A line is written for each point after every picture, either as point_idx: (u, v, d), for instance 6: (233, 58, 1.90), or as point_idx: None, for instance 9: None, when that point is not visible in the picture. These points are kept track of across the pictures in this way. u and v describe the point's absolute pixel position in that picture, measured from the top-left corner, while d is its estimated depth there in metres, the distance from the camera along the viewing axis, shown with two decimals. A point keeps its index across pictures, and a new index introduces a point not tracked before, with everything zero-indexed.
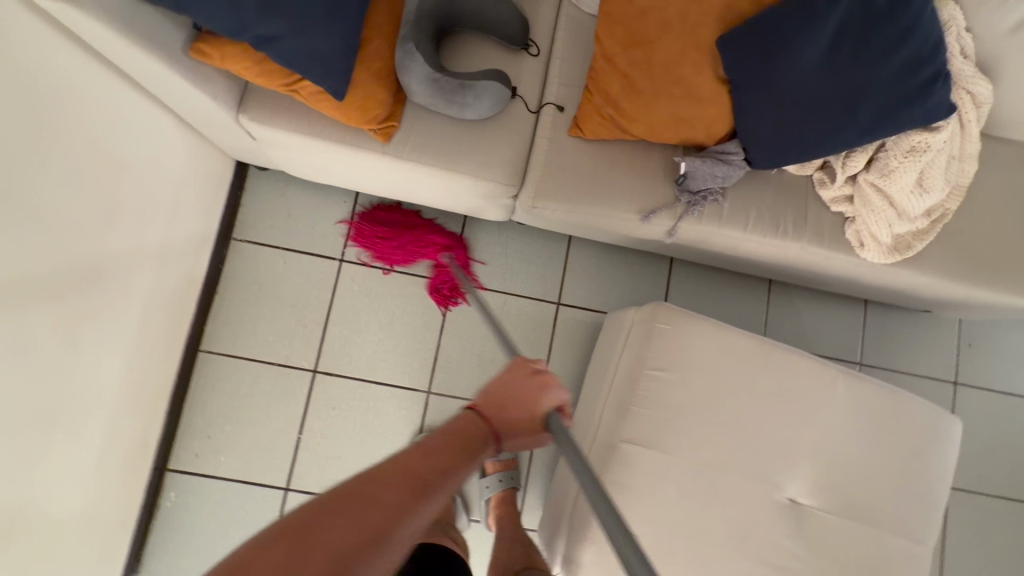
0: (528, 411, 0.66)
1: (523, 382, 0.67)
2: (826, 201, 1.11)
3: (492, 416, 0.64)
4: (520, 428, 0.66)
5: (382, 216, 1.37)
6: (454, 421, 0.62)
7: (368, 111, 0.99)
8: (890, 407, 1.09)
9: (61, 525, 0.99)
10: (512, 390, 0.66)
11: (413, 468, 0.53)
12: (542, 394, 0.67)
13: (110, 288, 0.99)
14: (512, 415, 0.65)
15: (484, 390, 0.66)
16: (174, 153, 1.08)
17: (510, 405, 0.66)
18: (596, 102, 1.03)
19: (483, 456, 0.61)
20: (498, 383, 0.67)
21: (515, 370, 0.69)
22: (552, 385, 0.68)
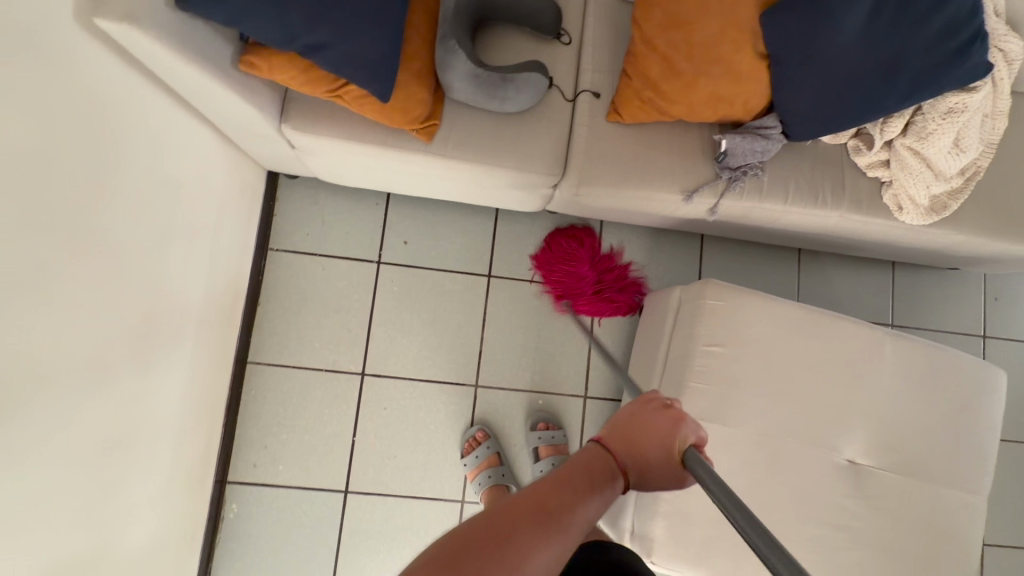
0: (659, 447, 0.64)
1: (650, 417, 0.66)
2: (863, 168, 1.12)
3: (622, 448, 0.63)
4: (653, 464, 0.64)
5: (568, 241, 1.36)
6: (580, 453, 0.62)
7: (411, 111, 0.99)
8: (937, 365, 1.11)
9: (138, 543, 1.01)
10: (639, 424, 0.65)
11: (543, 503, 0.53)
12: (671, 431, 0.65)
13: (169, 307, 1.00)
14: (640, 449, 0.63)
15: (610, 424, 0.66)
16: (215, 168, 1.08)
17: (638, 440, 0.64)
18: (635, 87, 1.03)
19: (612, 493, 0.59)
20: (623, 417, 0.67)
21: (642, 407, 0.68)
22: (681, 421, 0.66)
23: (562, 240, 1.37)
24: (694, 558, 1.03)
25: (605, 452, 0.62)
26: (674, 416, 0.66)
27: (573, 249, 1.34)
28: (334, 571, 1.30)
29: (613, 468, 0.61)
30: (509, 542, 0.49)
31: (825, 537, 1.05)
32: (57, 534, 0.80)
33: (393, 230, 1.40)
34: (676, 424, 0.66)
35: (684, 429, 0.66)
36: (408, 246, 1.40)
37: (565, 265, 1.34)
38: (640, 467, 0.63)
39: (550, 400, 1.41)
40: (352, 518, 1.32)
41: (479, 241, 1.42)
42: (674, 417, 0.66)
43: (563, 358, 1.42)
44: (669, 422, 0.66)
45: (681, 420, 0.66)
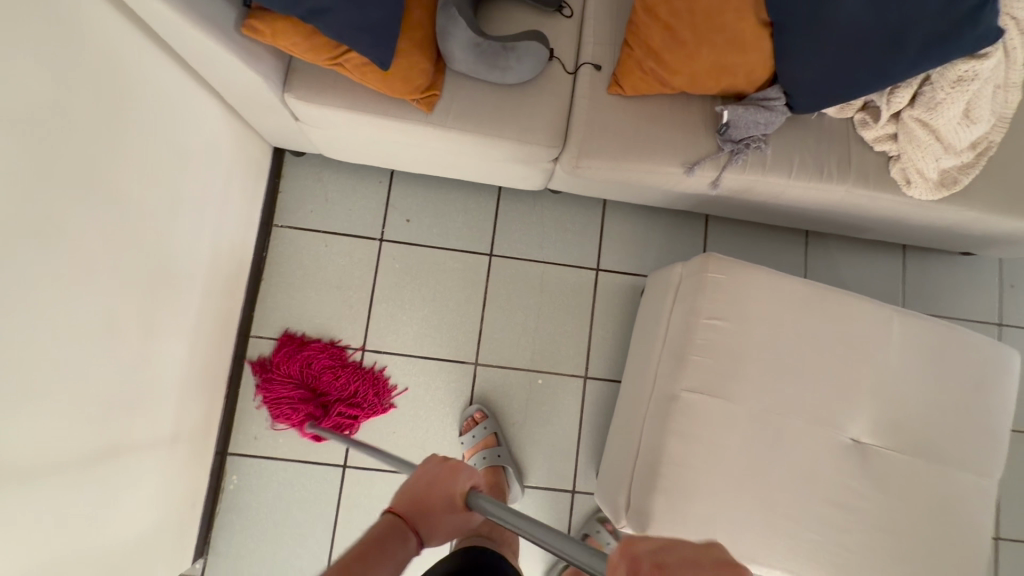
0: (442, 498, 0.77)
1: (432, 475, 0.79)
2: (869, 142, 1.10)
3: (412, 512, 0.75)
4: (442, 515, 0.76)
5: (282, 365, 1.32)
6: (370, 529, 0.71)
7: (413, 81, 1.00)
8: (949, 343, 1.08)
9: (139, 508, 1.02)
10: (426, 485, 0.78)
11: None
12: (453, 482, 0.79)
13: (174, 273, 1.02)
14: (428, 507, 0.76)
15: (399, 496, 0.77)
16: (221, 139, 1.09)
17: (425, 501, 0.76)
18: (636, 57, 1.03)
19: (401, 555, 0.70)
20: (409, 486, 0.78)
21: (427, 468, 0.80)
22: (460, 469, 0.80)
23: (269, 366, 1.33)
24: (694, 534, 1.01)
25: (394, 522, 0.73)
26: (454, 467, 0.80)
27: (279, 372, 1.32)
28: (332, 544, 1.31)
29: (405, 533, 0.72)
30: None
31: (828, 516, 1.03)
32: (62, 489, 0.81)
33: (396, 208, 1.41)
34: (456, 474, 0.79)
35: (463, 475, 0.80)
36: (410, 224, 1.41)
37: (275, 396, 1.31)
38: (429, 521, 0.75)
39: (551, 380, 1.40)
40: (351, 492, 1.33)
41: (480, 220, 1.43)
42: (454, 468, 0.80)
43: (563, 338, 1.41)
44: (448, 475, 0.79)
45: (461, 469, 0.80)
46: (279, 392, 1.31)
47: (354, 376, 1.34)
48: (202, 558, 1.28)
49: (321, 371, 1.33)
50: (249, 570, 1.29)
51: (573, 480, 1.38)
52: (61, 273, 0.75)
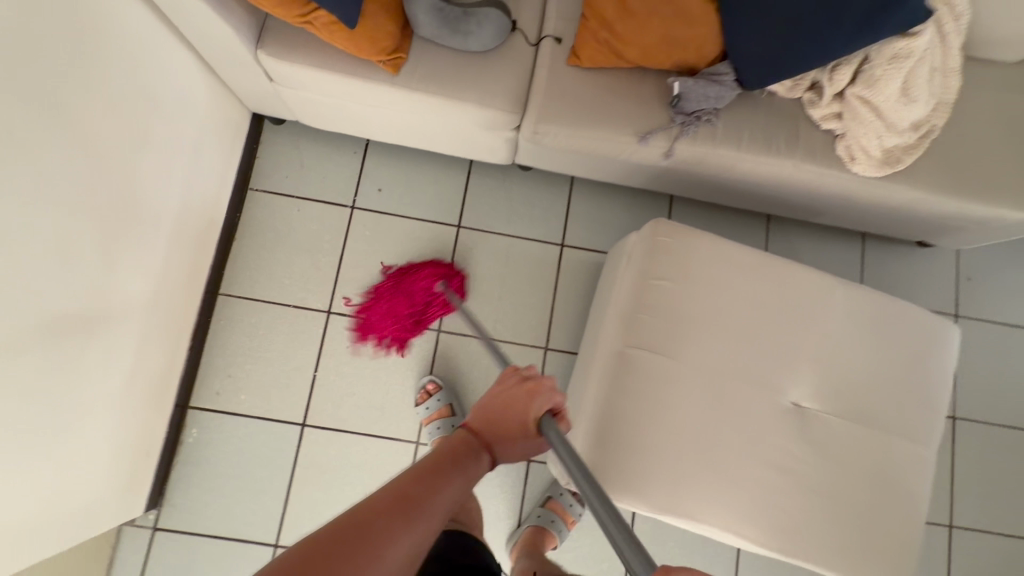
0: (517, 421, 0.69)
1: (511, 394, 0.70)
2: (816, 120, 1.15)
3: (484, 429, 0.68)
4: (514, 439, 0.69)
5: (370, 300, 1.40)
6: (444, 443, 0.64)
7: (379, 43, 1.05)
8: (889, 315, 1.11)
9: (89, 440, 1.04)
10: (503, 405, 0.69)
11: (398, 501, 0.54)
12: (533, 402, 0.69)
13: (140, 214, 1.06)
14: (502, 429, 0.68)
15: (475, 412, 0.69)
16: (196, 93, 1.14)
17: (499, 422, 0.68)
18: (592, 29, 1.09)
19: (475, 471, 0.64)
20: (486, 400, 0.70)
21: (503, 387, 0.71)
22: (541, 392, 0.70)
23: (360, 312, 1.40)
24: (633, 489, 1.02)
25: (469, 440, 0.66)
26: (534, 389, 0.70)
27: (380, 328, 1.39)
28: (287, 501, 1.32)
29: (477, 452, 0.65)
30: (352, 549, 0.49)
31: (766, 477, 1.04)
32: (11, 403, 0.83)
33: (368, 177, 1.46)
34: (537, 395, 0.70)
35: (544, 397, 0.70)
36: (382, 193, 1.46)
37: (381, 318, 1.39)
38: (503, 442, 0.68)
39: (511, 350, 1.42)
40: (307, 451, 1.35)
41: (450, 193, 1.47)
42: (536, 388, 0.70)
43: (526, 311, 1.44)
44: (527, 395, 0.69)
45: (542, 390, 0.70)
46: (401, 328, 1.39)
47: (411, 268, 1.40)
48: (156, 509, 1.29)
49: (396, 294, 1.38)
50: (200, 523, 1.30)
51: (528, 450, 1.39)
52: (25, 190, 0.79)
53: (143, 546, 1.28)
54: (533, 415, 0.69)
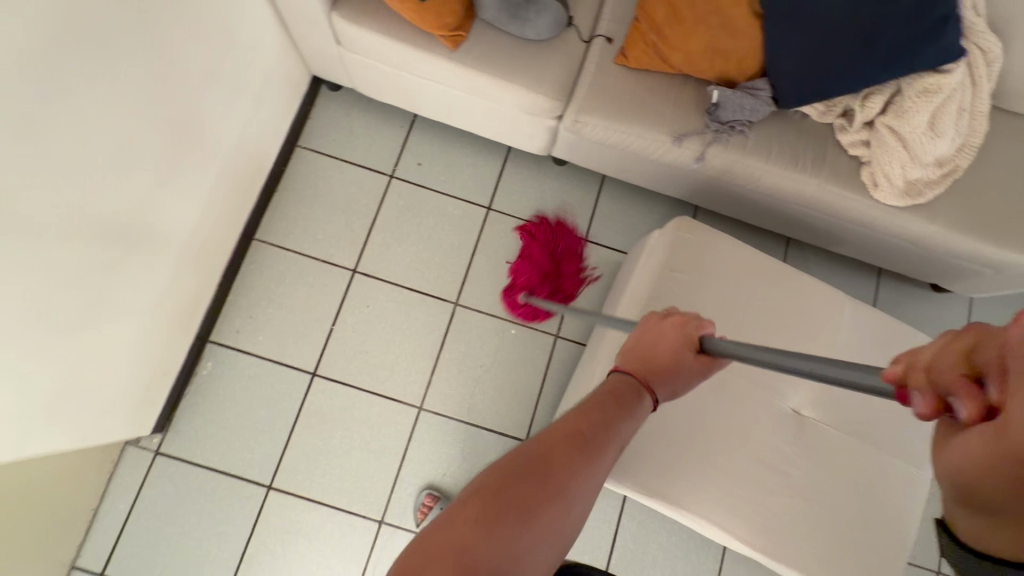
0: (669, 355, 0.75)
1: (657, 331, 0.77)
2: (845, 145, 1.21)
3: (640, 370, 0.75)
4: (672, 372, 0.75)
5: (556, 241, 1.49)
6: (606, 384, 0.73)
7: (443, 18, 1.13)
8: (894, 337, 1.16)
9: (117, 345, 1.08)
10: (651, 344, 0.77)
11: (576, 430, 0.63)
12: (682, 333, 0.76)
13: (199, 143, 1.13)
14: (659, 364, 0.75)
15: (625, 354, 0.78)
16: (265, 43, 1.23)
17: (651, 358, 0.75)
18: (642, 32, 1.16)
19: (641, 409, 0.72)
20: (634, 344, 0.78)
21: (650, 330, 0.78)
22: (682, 325, 0.77)
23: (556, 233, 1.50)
24: (625, 469, 1.04)
25: (627, 376, 0.74)
26: (679, 322, 0.77)
27: (531, 236, 1.49)
28: (286, 446, 1.36)
29: (639, 391, 0.73)
30: (549, 467, 0.58)
31: (761, 477, 1.06)
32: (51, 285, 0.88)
33: (410, 151, 1.53)
34: (683, 328, 0.77)
35: (691, 327, 0.77)
36: (421, 168, 1.53)
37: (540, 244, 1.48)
38: (661, 378, 0.74)
39: (523, 332, 1.46)
40: (313, 400, 1.38)
41: (485, 175, 1.54)
42: (682, 323, 0.78)
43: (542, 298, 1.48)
44: (675, 329, 0.76)
45: (686, 323, 0.77)
46: (522, 250, 1.48)
47: (573, 285, 1.48)
48: (162, 433, 1.33)
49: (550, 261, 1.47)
50: (201, 454, 1.34)
51: (526, 431, 1.42)
52: (100, 87, 0.85)
53: (143, 468, 1.32)
54: (686, 342, 0.75)
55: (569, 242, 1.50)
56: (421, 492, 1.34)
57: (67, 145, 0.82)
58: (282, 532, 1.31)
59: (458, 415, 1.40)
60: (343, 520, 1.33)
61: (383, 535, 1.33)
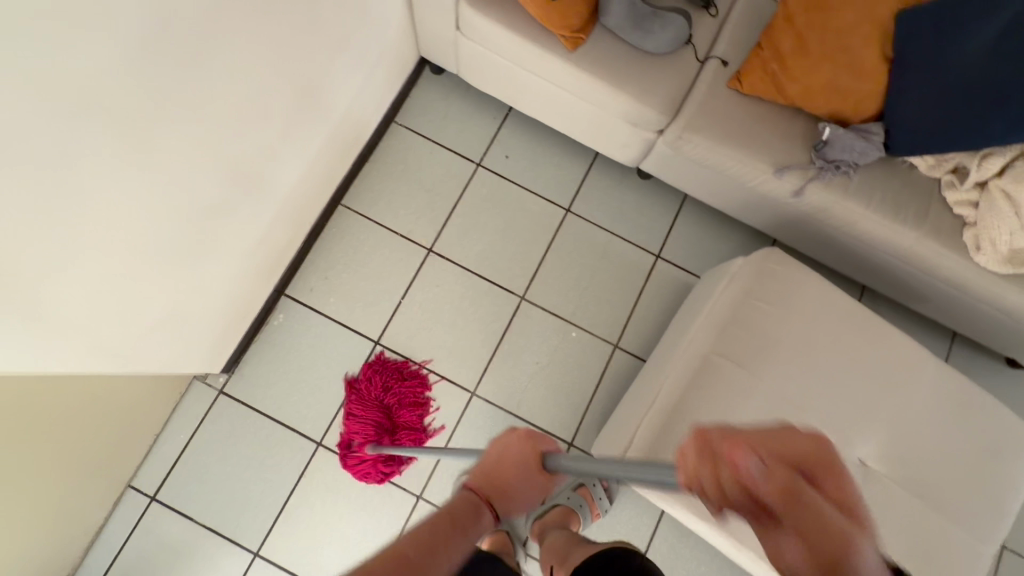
0: (513, 472, 0.86)
1: (504, 445, 0.88)
2: (950, 202, 1.18)
3: (483, 487, 0.85)
4: (512, 488, 0.85)
5: (397, 388, 1.39)
6: (450, 502, 0.80)
7: (569, 18, 1.15)
8: (975, 405, 1.12)
9: (213, 283, 1.14)
10: (499, 458, 0.87)
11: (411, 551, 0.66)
12: (525, 447, 0.87)
13: (316, 103, 1.17)
14: (502, 481, 0.85)
15: (475, 471, 0.88)
16: (390, 19, 1.27)
17: (499, 475, 0.85)
18: (764, 59, 1.16)
19: (480, 524, 0.79)
20: (484, 461, 0.89)
21: (501, 446, 0.88)
22: (529, 437, 0.88)
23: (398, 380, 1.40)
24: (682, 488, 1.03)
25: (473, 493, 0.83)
26: (523, 436, 0.88)
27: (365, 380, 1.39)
28: (340, 407, 1.39)
29: (481, 508, 0.81)
30: None
31: None
32: (174, 214, 0.93)
33: (499, 143, 1.56)
34: (529, 442, 0.87)
35: (536, 440, 0.88)
36: (508, 161, 1.55)
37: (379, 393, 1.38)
38: (503, 495, 0.84)
39: (583, 337, 1.47)
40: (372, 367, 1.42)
41: (569, 178, 1.55)
42: (526, 437, 0.88)
43: (607, 306, 1.49)
44: (520, 443, 0.87)
45: (532, 436, 0.88)
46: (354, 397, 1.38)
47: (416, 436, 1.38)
48: (227, 373, 1.39)
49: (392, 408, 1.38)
50: (260, 400, 1.39)
51: (571, 435, 1.43)
52: (251, 36, 0.90)
53: (205, 403, 1.38)
54: (529, 457, 0.86)
55: (415, 392, 1.40)
56: (461, 476, 1.36)
57: (213, 86, 0.87)
58: (324, 489, 1.35)
59: (508, 407, 1.42)
60: (383, 488, 1.36)
61: (419, 511, 1.36)
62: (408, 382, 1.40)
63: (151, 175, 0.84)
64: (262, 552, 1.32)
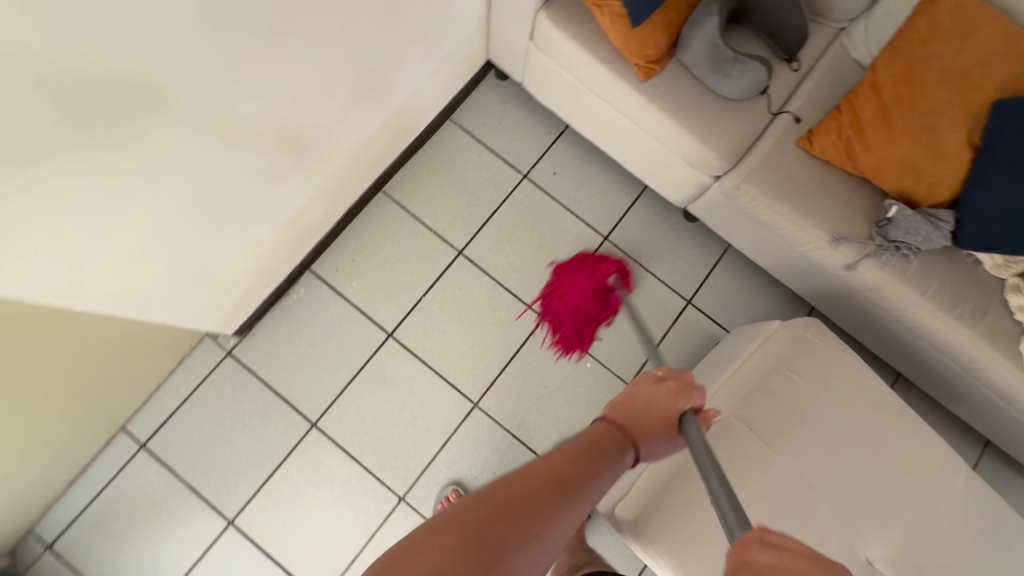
0: (658, 420, 0.81)
1: (651, 393, 0.83)
2: (1012, 307, 1.11)
3: (627, 423, 0.79)
4: (653, 435, 0.80)
5: (585, 276, 1.44)
6: (595, 430, 0.77)
7: (645, 49, 1.14)
8: (1003, 527, 1.04)
9: (244, 246, 1.13)
10: (646, 403, 0.82)
11: (559, 476, 0.65)
12: (675, 400, 0.82)
13: (382, 88, 1.17)
14: (645, 426, 0.80)
15: (615, 406, 0.83)
16: (468, 17, 1.27)
17: (643, 418, 0.81)
18: (841, 123, 1.12)
19: (625, 461, 0.75)
20: (629, 399, 0.83)
21: (648, 389, 0.84)
22: (679, 391, 0.83)
23: (584, 268, 1.44)
24: (674, 551, 0.97)
25: (616, 427, 0.78)
26: (674, 388, 0.83)
27: (570, 271, 1.45)
28: (340, 392, 1.38)
29: (625, 445, 0.77)
30: (526, 512, 0.59)
31: None
32: (219, 171, 0.93)
33: (549, 159, 1.54)
34: (678, 394, 0.83)
35: (685, 396, 0.83)
36: (555, 178, 1.53)
37: (569, 281, 1.44)
38: (647, 439, 0.79)
39: (598, 369, 1.43)
40: (381, 358, 1.40)
41: (612, 206, 1.52)
42: (675, 390, 0.83)
43: (627, 343, 1.45)
44: (670, 394, 0.82)
45: (681, 391, 0.83)
46: (555, 286, 1.45)
47: (605, 316, 1.45)
48: (239, 337, 1.38)
49: (584, 293, 1.43)
50: (264, 370, 1.38)
51: None
52: (330, 15, 0.89)
53: (212, 362, 1.37)
54: (674, 412, 0.81)
55: (604, 277, 1.43)
56: (447, 486, 1.33)
57: (285, 55, 0.87)
58: (309, 471, 1.33)
59: (508, 425, 1.38)
60: (367, 483, 1.33)
61: (399, 512, 1.32)
62: (593, 271, 1.44)
63: (205, 133, 0.84)
64: (236, 522, 1.30)
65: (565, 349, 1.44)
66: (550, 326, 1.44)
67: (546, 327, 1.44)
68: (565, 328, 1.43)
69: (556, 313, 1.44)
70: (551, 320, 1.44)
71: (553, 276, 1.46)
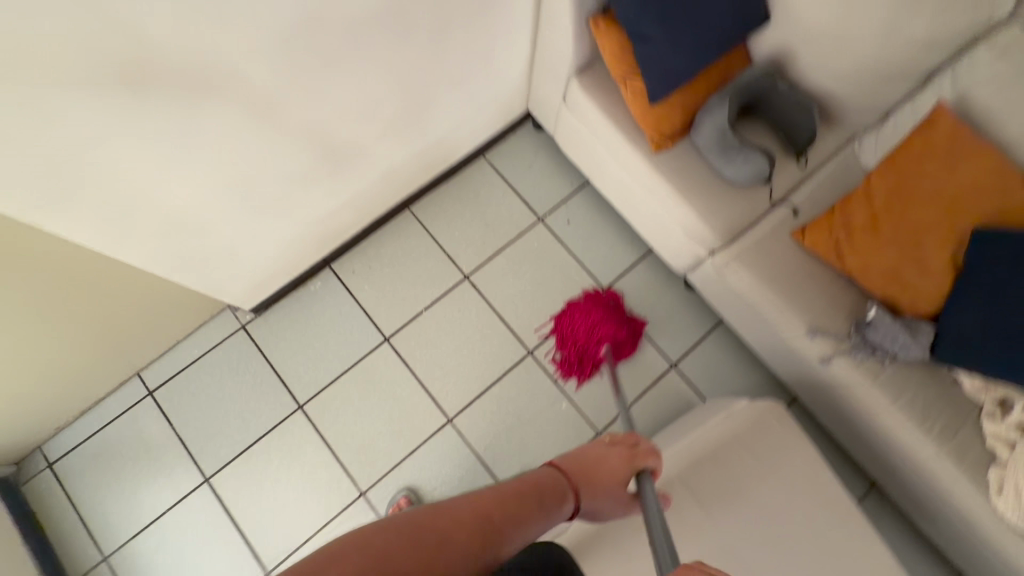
0: (606, 477, 0.81)
1: (605, 453, 0.84)
2: (986, 432, 1.10)
3: (575, 473, 0.79)
4: (599, 489, 0.80)
5: (613, 314, 1.51)
6: (542, 474, 0.75)
7: (660, 124, 1.24)
8: None
9: (271, 234, 1.28)
10: (596, 459, 0.82)
11: (491, 514, 0.61)
12: (624, 462, 0.83)
13: (420, 119, 1.32)
14: (592, 481, 0.80)
15: (567, 456, 0.82)
16: (509, 72, 1.42)
17: (592, 472, 0.80)
18: (832, 225, 1.18)
19: (565, 508, 0.73)
20: (580, 452, 0.83)
21: (599, 449, 0.85)
22: (630, 456, 0.85)
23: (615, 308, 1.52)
24: None
25: (562, 475, 0.77)
26: (626, 453, 0.85)
27: (602, 303, 1.52)
28: (330, 382, 1.49)
29: (569, 493, 0.75)
30: (449, 545, 0.55)
31: None
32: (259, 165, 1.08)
33: (566, 207, 1.65)
34: (630, 459, 0.84)
35: (635, 460, 0.85)
36: (568, 225, 1.63)
37: (598, 311, 1.51)
38: (591, 491, 0.79)
39: (572, 412, 1.48)
40: (373, 358, 1.51)
41: (616, 261, 1.60)
42: (625, 454, 0.85)
43: (605, 392, 1.50)
44: (623, 456, 0.84)
45: (631, 457, 0.85)
46: (583, 307, 1.52)
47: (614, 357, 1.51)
48: (253, 315, 1.53)
49: (606, 328, 1.50)
50: (268, 348, 1.51)
51: None
52: (378, 55, 1.06)
53: (226, 332, 1.52)
54: (622, 473, 0.83)
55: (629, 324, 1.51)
56: (399, 492, 1.39)
57: (333, 81, 1.03)
58: (285, 449, 1.43)
59: (475, 446, 1.45)
60: (334, 471, 1.42)
61: (356, 505, 1.40)
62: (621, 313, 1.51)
63: (252, 131, 1.00)
64: (211, 480, 1.41)
65: (567, 370, 1.50)
66: (563, 344, 1.51)
67: (559, 344, 1.51)
68: (576, 351, 1.50)
69: (574, 335, 1.51)
70: (567, 339, 1.51)
71: (585, 301, 1.53)
